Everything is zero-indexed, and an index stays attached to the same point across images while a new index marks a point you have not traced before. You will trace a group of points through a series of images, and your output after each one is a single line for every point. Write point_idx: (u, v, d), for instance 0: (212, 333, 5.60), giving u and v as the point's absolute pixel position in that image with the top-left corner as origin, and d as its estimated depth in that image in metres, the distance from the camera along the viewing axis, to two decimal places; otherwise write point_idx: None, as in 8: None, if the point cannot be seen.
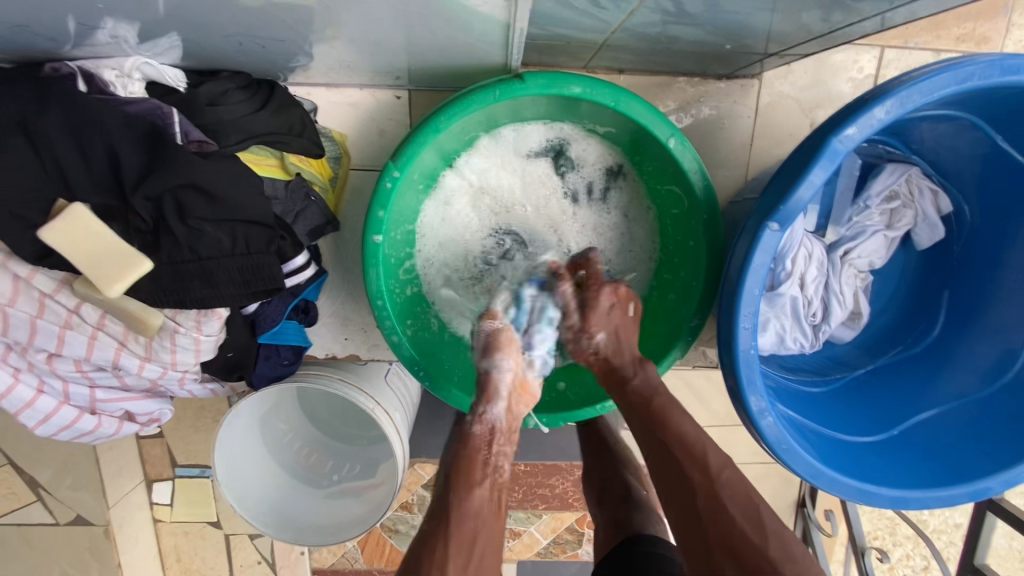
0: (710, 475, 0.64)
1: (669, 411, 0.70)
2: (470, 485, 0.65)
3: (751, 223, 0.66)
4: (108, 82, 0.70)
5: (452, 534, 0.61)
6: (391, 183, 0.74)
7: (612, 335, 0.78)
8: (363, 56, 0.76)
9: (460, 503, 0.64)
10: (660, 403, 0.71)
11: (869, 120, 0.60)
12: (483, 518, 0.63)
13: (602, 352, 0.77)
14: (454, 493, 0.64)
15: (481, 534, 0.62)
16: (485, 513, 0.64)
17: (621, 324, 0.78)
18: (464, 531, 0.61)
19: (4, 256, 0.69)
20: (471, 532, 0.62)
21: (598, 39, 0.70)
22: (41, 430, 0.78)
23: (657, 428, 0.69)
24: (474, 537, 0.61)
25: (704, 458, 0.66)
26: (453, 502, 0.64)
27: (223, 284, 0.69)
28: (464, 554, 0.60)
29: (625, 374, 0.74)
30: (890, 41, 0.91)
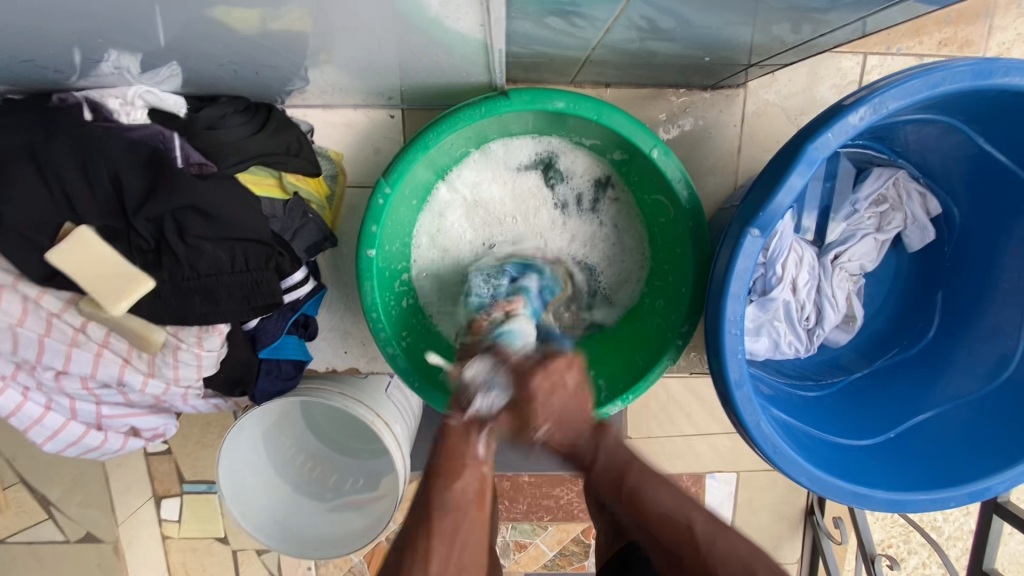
0: (699, 548, 0.66)
1: (643, 487, 0.70)
2: (447, 528, 0.60)
3: (732, 231, 0.67)
4: (112, 110, 0.72)
5: (435, 528, 0.60)
6: (383, 200, 0.76)
7: (552, 425, 0.67)
8: (356, 78, 0.79)
9: (445, 493, 0.62)
10: (634, 481, 0.71)
11: (844, 126, 0.62)
12: (467, 514, 0.62)
13: (555, 440, 0.68)
14: (433, 488, 0.62)
15: (464, 523, 0.61)
16: (470, 501, 0.63)
17: (574, 400, 0.68)
18: (445, 526, 0.60)
19: (13, 278, 0.71)
20: (452, 524, 0.61)
21: (579, 56, 0.72)
22: (49, 446, 0.80)
23: (635, 512, 0.71)
24: (455, 529, 0.60)
25: (689, 529, 0.68)
26: (433, 496, 0.62)
27: (223, 300, 0.72)
28: (446, 547, 0.59)
29: (584, 454, 0.71)
30: (872, 48, 0.92)
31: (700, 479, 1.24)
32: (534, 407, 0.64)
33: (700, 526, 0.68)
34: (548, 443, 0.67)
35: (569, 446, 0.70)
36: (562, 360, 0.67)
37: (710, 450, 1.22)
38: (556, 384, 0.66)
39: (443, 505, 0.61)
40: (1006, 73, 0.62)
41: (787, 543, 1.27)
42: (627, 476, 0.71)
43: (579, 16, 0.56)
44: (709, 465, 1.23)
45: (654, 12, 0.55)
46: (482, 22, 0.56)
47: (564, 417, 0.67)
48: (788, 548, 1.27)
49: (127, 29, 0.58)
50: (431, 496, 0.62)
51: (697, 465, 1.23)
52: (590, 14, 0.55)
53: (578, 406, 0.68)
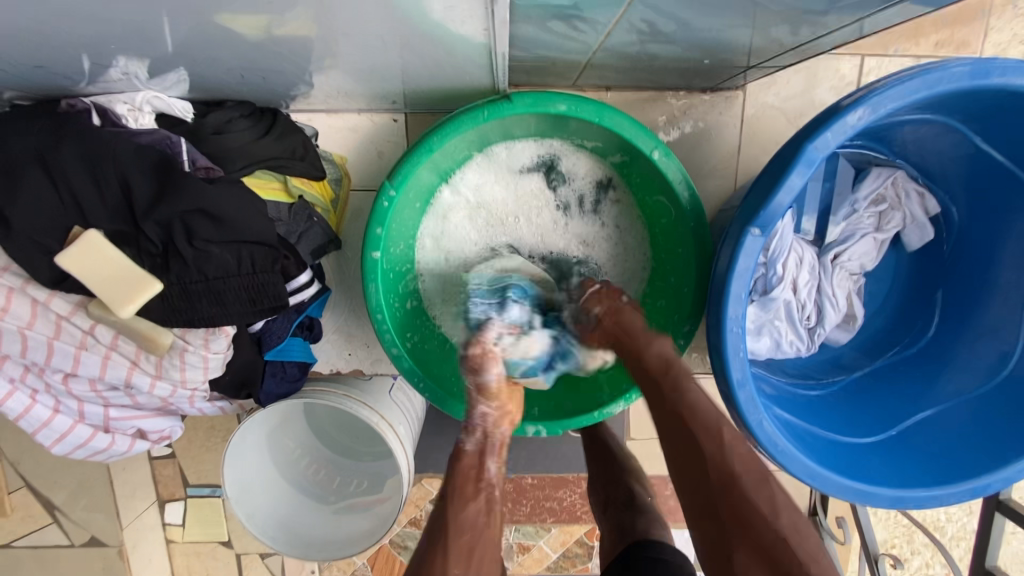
0: (721, 446, 0.66)
1: (685, 387, 0.71)
2: (462, 552, 0.61)
3: (733, 231, 0.68)
4: (120, 115, 0.74)
5: (452, 542, 0.62)
6: (387, 202, 0.76)
7: (611, 309, 0.78)
8: (360, 82, 0.80)
9: (458, 516, 0.64)
10: (676, 373, 0.72)
11: (843, 126, 0.63)
12: (479, 531, 0.64)
13: (605, 325, 0.78)
14: (448, 510, 0.65)
15: (479, 543, 0.63)
16: (481, 523, 0.65)
17: (623, 314, 0.77)
18: (463, 543, 0.62)
19: (23, 282, 0.72)
20: (469, 543, 0.62)
21: (581, 60, 0.73)
22: (57, 449, 0.80)
23: (671, 397, 0.70)
24: (472, 549, 0.62)
25: (718, 427, 0.67)
26: (448, 518, 0.64)
27: (230, 303, 0.73)
28: (464, 566, 0.61)
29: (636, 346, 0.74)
30: (870, 50, 0.93)
31: None
32: (592, 303, 0.79)
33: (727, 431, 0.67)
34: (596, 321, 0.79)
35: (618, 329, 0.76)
36: (596, 287, 0.81)
37: None
38: (605, 296, 0.79)
39: (458, 526, 0.63)
40: (1002, 73, 0.63)
41: None
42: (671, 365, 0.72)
43: (581, 20, 0.57)
44: None
45: (655, 15, 0.56)
46: (486, 26, 0.57)
47: (618, 313, 0.77)
48: None
49: (136, 35, 0.59)
50: (447, 520, 0.64)
51: None
52: (592, 17, 0.56)
53: (627, 319, 0.77)
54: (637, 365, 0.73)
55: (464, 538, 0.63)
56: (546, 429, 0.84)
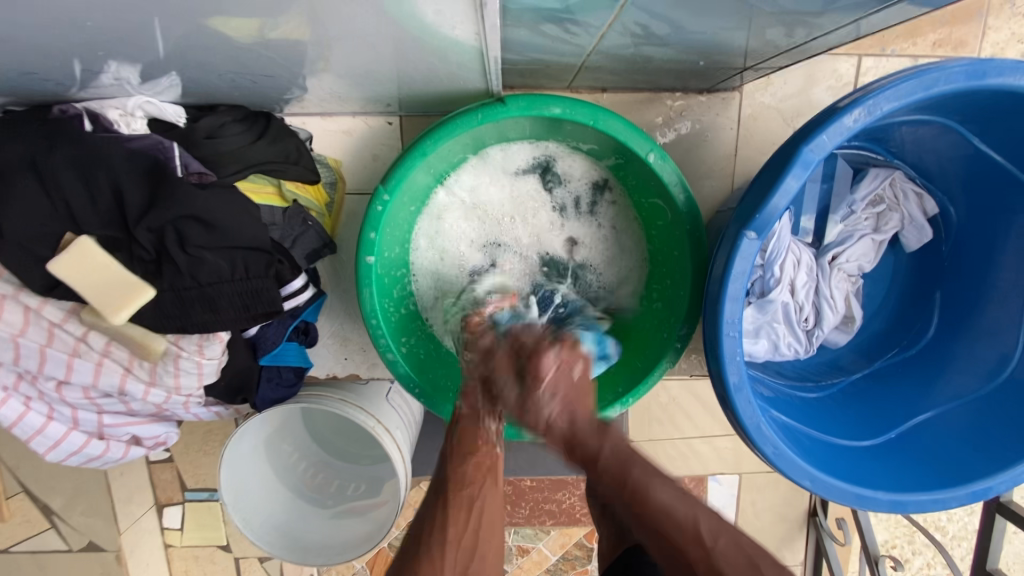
0: (707, 548, 0.52)
1: (649, 482, 0.57)
2: (462, 504, 0.62)
3: (729, 233, 0.68)
4: (112, 121, 0.73)
5: (452, 500, 0.63)
6: (382, 206, 0.76)
7: (566, 407, 0.64)
8: (353, 85, 0.80)
9: (455, 473, 0.65)
10: (637, 477, 0.58)
11: (839, 128, 0.62)
12: (480, 490, 0.64)
13: (556, 427, 0.64)
14: (450, 464, 0.66)
15: (480, 497, 0.64)
16: (484, 477, 0.65)
17: (571, 393, 0.65)
18: (461, 504, 0.63)
19: (14, 289, 0.72)
20: (469, 497, 0.63)
21: (575, 62, 0.72)
22: (51, 456, 0.80)
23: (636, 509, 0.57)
24: (472, 506, 0.63)
25: (693, 526, 0.54)
26: (449, 472, 0.65)
27: (223, 309, 0.72)
28: (464, 519, 0.62)
29: (591, 450, 0.61)
30: (867, 50, 0.93)
31: (703, 482, 1.24)
32: (539, 384, 0.65)
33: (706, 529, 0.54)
34: (552, 420, 0.64)
35: (575, 443, 0.63)
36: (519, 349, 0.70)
37: (711, 452, 1.22)
38: (565, 361, 0.66)
39: (458, 482, 0.64)
40: (999, 74, 0.62)
41: (790, 546, 1.27)
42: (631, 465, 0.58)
43: (573, 23, 0.57)
44: (711, 467, 1.23)
45: (648, 17, 0.56)
46: (477, 29, 0.56)
47: (577, 394, 0.65)
48: (792, 550, 1.27)
49: (126, 41, 0.59)
50: (446, 478, 0.65)
51: (700, 467, 1.23)
52: (584, 20, 0.56)
53: (585, 396, 0.66)
54: (583, 456, 0.62)
55: (465, 491, 0.64)
56: None
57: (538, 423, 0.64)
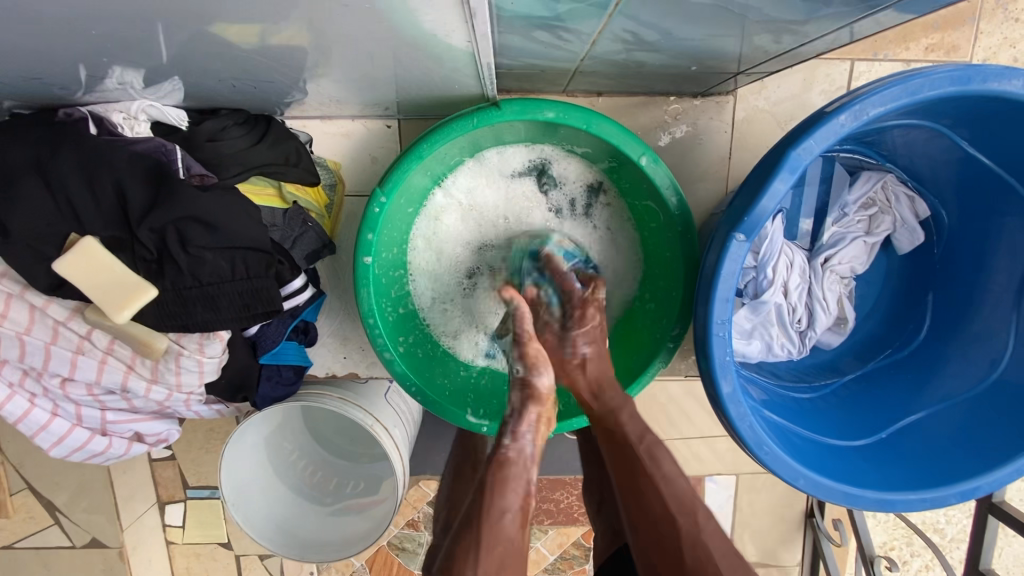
0: (697, 522, 0.67)
1: (659, 455, 0.71)
2: (493, 564, 0.57)
3: (719, 236, 0.69)
4: (116, 124, 0.75)
5: (484, 556, 0.57)
6: (379, 208, 0.77)
7: (596, 349, 0.75)
8: (352, 89, 0.81)
9: (491, 515, 0.60)
10: (651, 444, 0.72)
11: (827, 132, 0.63)
12: (509, 538, 0.59)
13: (589, 369, 0.74)
14: (486, 504, 0.61)
15: (511, 552, 0.58)
16: (517, 531, 0.60)
17: (604, 345, 0.76)
18: (492, 553, 0.57)
19: (20, 288, 0.73)
20: (501, 556, 0.58)
21: (569, 67, 0.74)
22: (55, 452, 0.82)
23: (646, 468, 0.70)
24: (502, 568, 0.57)
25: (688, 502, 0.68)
26: (482, 520, 0.60)
27: (224, 308, 0.74)
28: (490, 573, 0.56)
29: (609, 398, 0.74)
30: (860, 54, 0.94)
31: (699, 482, 1.25)
32: (586, 315, 0.75)
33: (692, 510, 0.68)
34: (585, 362, 0.74)
35: (601, 391, 0.74)
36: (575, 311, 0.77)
37: (708, 453, 1.23)
38: (601, 316, 0.77)
39: (491, 525, 0.59)
40: (985, 79, 0.63)
41: (787, 546, 1.28)
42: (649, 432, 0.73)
43: (565, 30, 0.58)
44: (708, 468, 1.24)
45: (637, 25, 0.57)
46: (471, 35, 0.58)
47: (609, 351, 0.77)
48: (788, 551, 1.28)
49: (129, 46, 0.60)
50: (482, 512, 0.60)
51: (697, 467, 1.24)
52: (575, 27, 0.57)
53: (609, 355, 0.77)
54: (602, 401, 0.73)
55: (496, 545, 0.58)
56: None
57: (574, 361, 0.74)
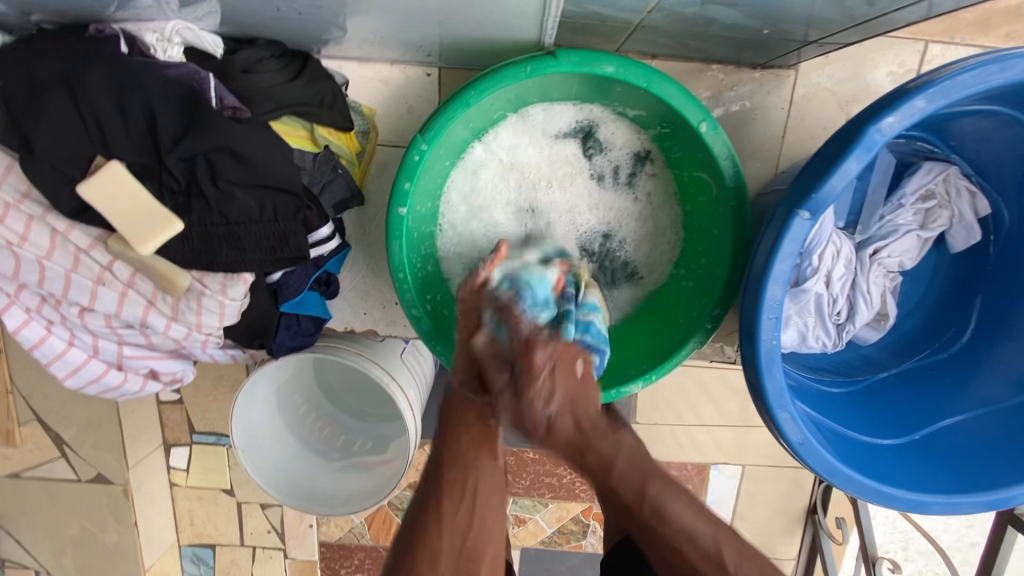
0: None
1: (664, 502, 0.66)
2: (456, 481, 0.68)
3: (779, 214, 0.65)
4: (149, 45, 0.71)
5: (444, 480, 0.68)
6: (419, 156, 0.73)
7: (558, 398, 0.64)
8: (396, 28, 0.77)
9: (452, 452, 0.70)
10: (655, 491, 0.67)
11: (910, 109, 0.58)
12: (476, 464, 0.69)
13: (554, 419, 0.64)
14: (446, 430, 0.71)
15: (475, 477, 0.68)
16: (477, 454, 0.69)
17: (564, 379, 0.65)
18: (455, 481, 0.68)
19: (43, 210, 0.71)
20: (460, 477, 0.68)
21: (633, 19, 0.69)
22: (71, 382, 0.80)
23: (653, 523, 0.66)
24: (466, 485, 0.68)
25: (710, 552, 0.64)
26: (444, 441, 0.70)
27: (250, 249, 0.71)
28: (456, 498, 0.67)
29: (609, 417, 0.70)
30: (935, 36, 0.88)
31: (705, 469, 1.23)
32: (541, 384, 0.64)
33: (715, 538, 0.65)
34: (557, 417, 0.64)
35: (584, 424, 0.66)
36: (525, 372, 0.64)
37: (719, 442, 1.21)
38: (561, 358, 0.65)
39: (452, 450, 0.69)
40: None
41: (785, 539, 1.27)
42: (648, 483, 0.67)
43: None
44: (715, 456, 1.22)
45: None
46: None
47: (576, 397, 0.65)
48: (786, 544, 1.27)
49: None
50: (442, 449, 0.71)
51: (704, 455, 1.22)
52: None
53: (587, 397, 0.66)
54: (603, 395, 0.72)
55: (456, 470, 0.69)
56: None
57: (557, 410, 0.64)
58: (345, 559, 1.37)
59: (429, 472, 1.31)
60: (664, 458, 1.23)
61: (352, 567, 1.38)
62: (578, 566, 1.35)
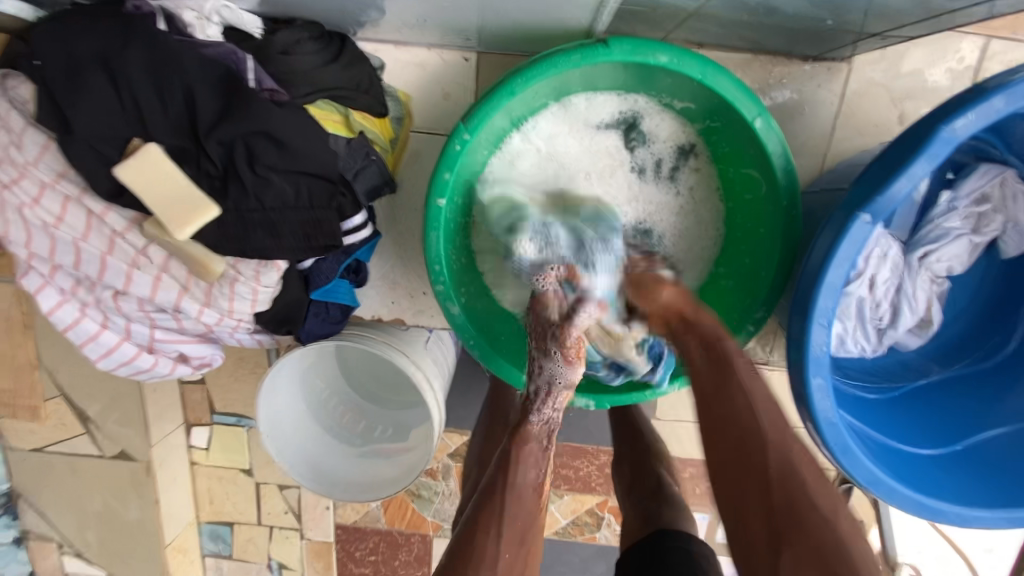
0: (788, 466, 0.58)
1: (745, 383, 0.63)
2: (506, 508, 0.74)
3: (837, 217, 0.62)
4: (188, 23, 0.69)
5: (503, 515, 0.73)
6: (459, 146, 0.71)
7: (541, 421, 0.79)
8: (438, 12, 0.74)
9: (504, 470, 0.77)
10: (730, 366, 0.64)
11: (987, 109, 0.55)
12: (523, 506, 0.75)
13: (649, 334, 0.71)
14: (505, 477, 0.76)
15: (526, 525, 0.74)
16: (528, 497, 0.76)
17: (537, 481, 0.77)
18: (506, 513, 0.74)
19: (79, 191, 0.70)
20: (515, 517, 0.74)
21: (689, 7, 0.66)
22: (102, 364, 0.80)
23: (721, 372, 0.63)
24: (518, 499, 0.75)
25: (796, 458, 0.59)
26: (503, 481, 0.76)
27: (285, 236, 0.70)
28: (514, 537, 0.73)
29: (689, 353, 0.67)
30: (998, 31, 0.84)
31: None
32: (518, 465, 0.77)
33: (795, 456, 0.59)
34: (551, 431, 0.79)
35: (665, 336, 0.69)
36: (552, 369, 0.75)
37: None
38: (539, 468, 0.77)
39: (512, 486, 0.75)
40: None
41: None
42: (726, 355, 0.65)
43: None
44: None
45: None
46: None
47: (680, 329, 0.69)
48: None
49: None
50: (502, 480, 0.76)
51: None
52: None
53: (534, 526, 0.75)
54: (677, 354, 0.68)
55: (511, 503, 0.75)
56: (594, 404, 0.82)
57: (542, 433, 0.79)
58: (360, 542, 1.38)
59: (446, 460, 1.31)
60: (685, 455, 1.21)
61: (366, 550, 1.39)
62: (591, 559, 1.35)
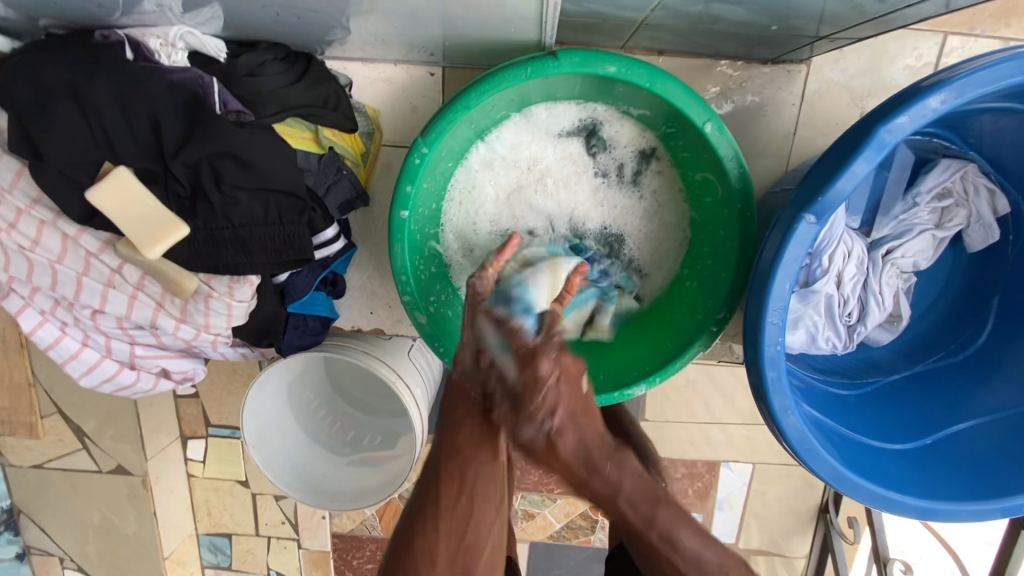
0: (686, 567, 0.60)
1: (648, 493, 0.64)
2: (452, 479, 0.65)
3: (784, 216, 0.63)
4: (153, 50, 0.72)
5: (442, 482, 0.65)
6: (419, 160, 0.73)
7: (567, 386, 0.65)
8: (399, 30, 0.76)
9: (452, 441, 0.67)
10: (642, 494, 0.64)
11: (922, 109, 0.56)
12: (476, 469, 0.66)
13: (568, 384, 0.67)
14: (443, 436, 0.68)
15: (470, 471, 0.65)
16: (483, 459, 0.66)
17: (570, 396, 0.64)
18: (454, 475, 0.66)
19: (54, 215, 0.73)
20: (458, 474, 0.65)
21: (637, 17, 0.68)
22: (86, 381, 0.82)
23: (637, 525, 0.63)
24: (461, 477, 0.65)
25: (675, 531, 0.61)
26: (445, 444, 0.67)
27: (255, 252, 0.72)
28: (452, 495, 0.65)
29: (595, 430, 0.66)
30: (955, 28, 0.85)
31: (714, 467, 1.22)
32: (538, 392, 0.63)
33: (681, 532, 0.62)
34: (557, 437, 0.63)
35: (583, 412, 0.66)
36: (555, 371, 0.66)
37: (729, 440, 1.20)
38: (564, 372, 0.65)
39: (453, 455, 0.66)
40: None
41: (796, 538, 1.25)
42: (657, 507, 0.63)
43: None
44: (725, 455, 1.21)
45: None
46: None
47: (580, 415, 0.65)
48: (797, 542, 1.26)
49: None
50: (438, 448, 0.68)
51: (714, 454, 1.21)
52: None
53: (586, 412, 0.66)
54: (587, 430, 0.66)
55: (460, 466, 0.66)
56: None
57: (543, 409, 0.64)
58: (357, 550, 1.40)
59: None
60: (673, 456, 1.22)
61: (363, 558, 1.40)
62: (586, 561, 1.35)
